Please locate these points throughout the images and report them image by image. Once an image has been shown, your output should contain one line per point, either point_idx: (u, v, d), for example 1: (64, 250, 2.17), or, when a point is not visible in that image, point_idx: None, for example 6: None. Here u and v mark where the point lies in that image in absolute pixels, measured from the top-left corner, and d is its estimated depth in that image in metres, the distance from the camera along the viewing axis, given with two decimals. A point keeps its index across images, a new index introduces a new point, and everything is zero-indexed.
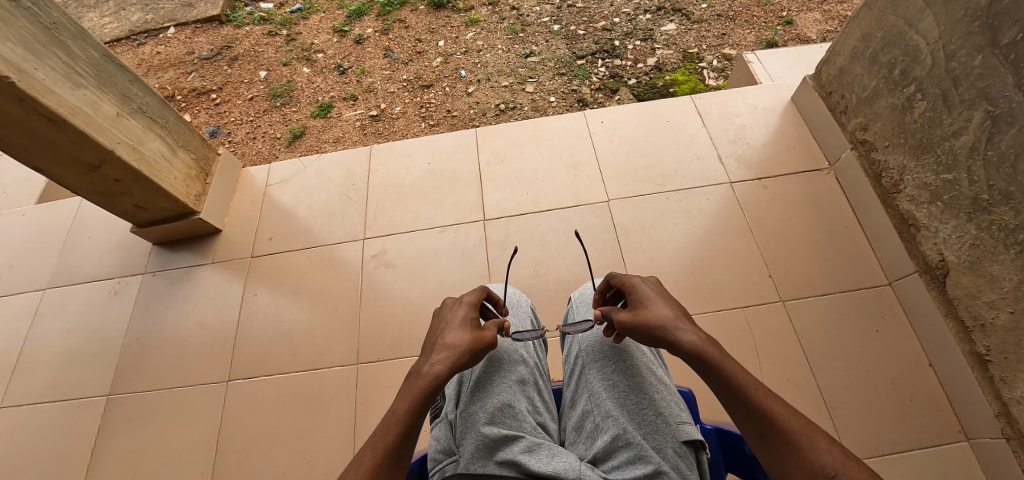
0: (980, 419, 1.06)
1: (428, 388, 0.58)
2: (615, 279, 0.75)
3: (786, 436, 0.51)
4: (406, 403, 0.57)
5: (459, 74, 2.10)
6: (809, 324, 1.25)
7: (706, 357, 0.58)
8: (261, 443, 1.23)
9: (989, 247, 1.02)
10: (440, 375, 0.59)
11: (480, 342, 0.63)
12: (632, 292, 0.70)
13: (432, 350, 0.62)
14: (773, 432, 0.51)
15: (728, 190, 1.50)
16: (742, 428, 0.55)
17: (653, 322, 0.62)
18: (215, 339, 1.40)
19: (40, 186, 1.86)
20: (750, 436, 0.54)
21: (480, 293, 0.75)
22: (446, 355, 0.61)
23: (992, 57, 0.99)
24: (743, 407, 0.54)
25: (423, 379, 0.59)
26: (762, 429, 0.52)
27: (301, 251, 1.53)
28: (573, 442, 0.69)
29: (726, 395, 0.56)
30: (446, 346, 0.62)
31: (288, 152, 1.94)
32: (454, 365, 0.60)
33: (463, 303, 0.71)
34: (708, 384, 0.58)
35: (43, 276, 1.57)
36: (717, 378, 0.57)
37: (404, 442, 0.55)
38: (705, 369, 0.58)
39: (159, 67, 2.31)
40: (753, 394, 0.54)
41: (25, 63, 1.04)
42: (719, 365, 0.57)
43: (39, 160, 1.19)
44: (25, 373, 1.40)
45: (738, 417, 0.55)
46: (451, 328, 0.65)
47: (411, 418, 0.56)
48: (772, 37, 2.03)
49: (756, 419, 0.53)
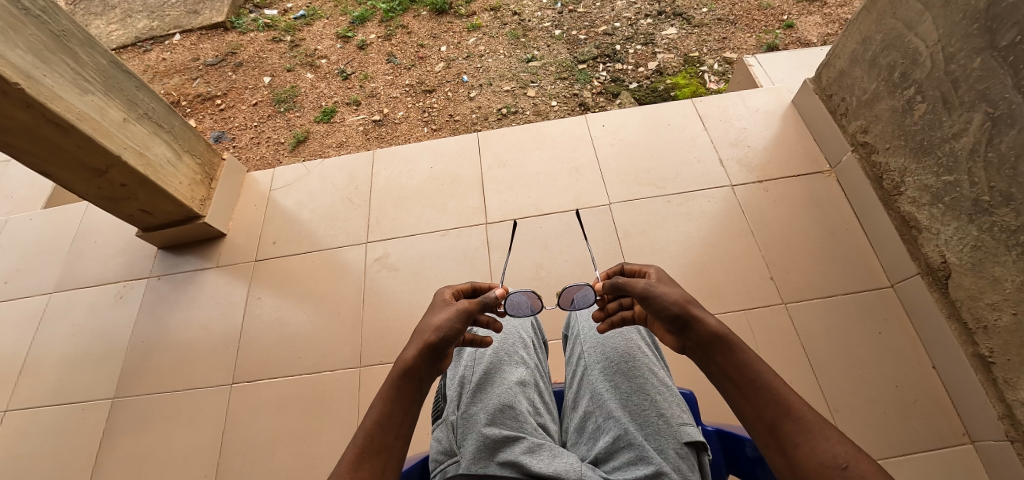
0: (983, 422, 1.06)
1: (402, 373, 0.60)
2: (628, 268, 0.78)
3: (800, 424, 0.50)
4: (382, 390, 0.59)
5: (461, 79, 2.12)
6: (810, 326, 1.25)
7: (726, 341, 0.58)
8: (264, 445, 1.24)
9: (991, 249, 1.02)
10: (412, 358, 0.60)
11: (456, 311, 0.64)
12: (648, 275, 0.72)
13: (410, 335, 0.65)
14: (788, 420, 0.51)
15: (729, 193, 1.50)
16: (751, 418, 0.54)
17: (682, 296, 0.63)
18: (218, 342, 1.41)
19: (47, 191, 1.88)
20: (759, 425, 0.53)
21: (462, 288, 0.78)
22: (419, 340, 0.62)
23: (991, 59, 0.99)
24: (759, 395, 0.54)
25: (396, 365, 0.61)
26: (775, 418, 0.52)
27: (305, 255, 1.54)
28: (575, 443, 0.70)
29: (743, 380, 0.55)
30: (423, 329, 0.64)
31: (292, 157, 1.96)
32: (426, 349, 0.61)
33: (442, 292, 0.74)
34: (724, 372, 0.58)
35: (49, 280, 1.58)
36: (735, 363, 0.57)
37: (384, 430, 0.56)
38: (723, 351, 0.58)
39: (165, 74, 2.33)
40: (770, 382, 0.54)
41: (33, 69, 1.06)
42: (740, 349, 0.58)
43: (47, 165, 1.21)
44: (31, 377, 1.41)
45: (749, 405, 0.54)
46: (430, 314, 0.68)
47: (390, 405, 0.58)
48: (772, 41, 2.05)
49: (772, 406, 0.52)
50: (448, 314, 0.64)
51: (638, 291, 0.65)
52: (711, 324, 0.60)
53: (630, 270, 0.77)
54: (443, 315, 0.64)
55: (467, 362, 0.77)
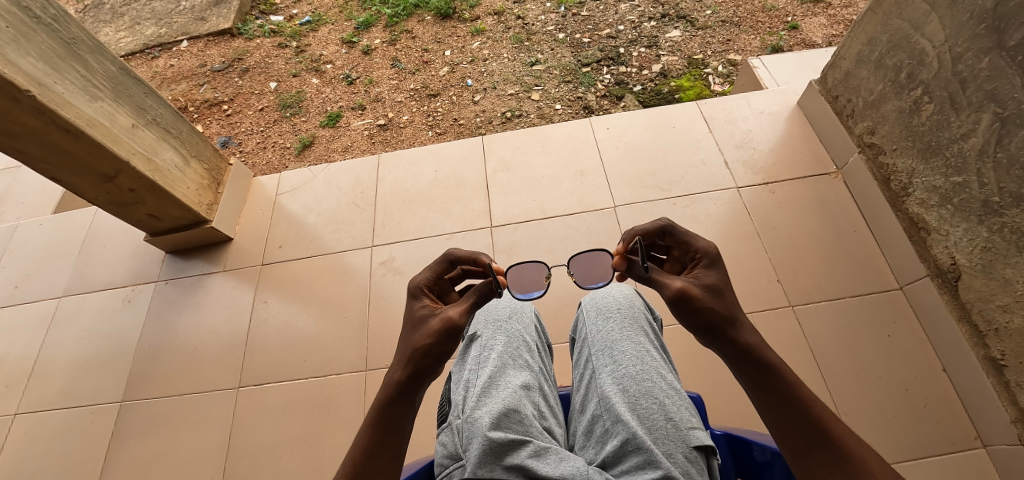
0: (996, 425, 1.05)
1: (390, 399, 0.60)
2: (679, 237, 0.72)
3: (833, 452, 0.49)
4: (368, 416, 0.59)
5: (465, 83, 2.13)
6: (819, 330, 1.24)
7: (761, 358, 0.56)
8: (269, 449, 1.24)
9: (1002, 251, 1.01)
10: (400, 381, 0.60)
11: (441, 325, 0.62)
12: (702, 255, 0.67)
13: (393, 356, 0.64)
14: (822, 446, 0.50)
15: (736, 195, 1.50)
16: (780, 436, 0.54)
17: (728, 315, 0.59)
18: (226, 346, 1.42)
19: (57, 196, 1.91)
20: (788, 445, 0.53)
21: (436, 270, 0.75)
22: (403, 360, 0.62)
23: (999, 60, 0.98)
24: (794, 417, 0.52)
25: (384, 387, 0.61)
26: (809, 441, 0.51)
27: (311, 260, 1.55)
28: (583, 446, 0.69)
29: (777, 400, 0.54)
30: (406, 347, 0.63)
31: (298, 162, 1.97)
32: (412, 370, 0.60)
33: (418, 299, 0.70)
34: (754, 389, 0.56)
35: (57, 284, 1.60)
36: (768, 382, 0.55)
37: (377, 456, 0.57)
38: (754, 370, 0.56)
39: (173, 80, 2.37)
40: (807, 405, 0.52)
41: (45, 77, 1.08)
42: (779, 371, 0.55)
43: (57, 171, 1.22)
44: (39, 381, 1.43)
45: (778, 425, 0.54)
46: (410, 331, 0.65)
47: (377, 433, 0.58)
48: (776, 43, 2.04)
49: (807, 430, 0.51)
50: (432, 333, 0.62)
51: (674, 291, 0.60)
52: (743, 337, 0.58)
53: (681, 240, 0.72)
54: (429, 331, 0.62)
55: (473, 365, 0.76)
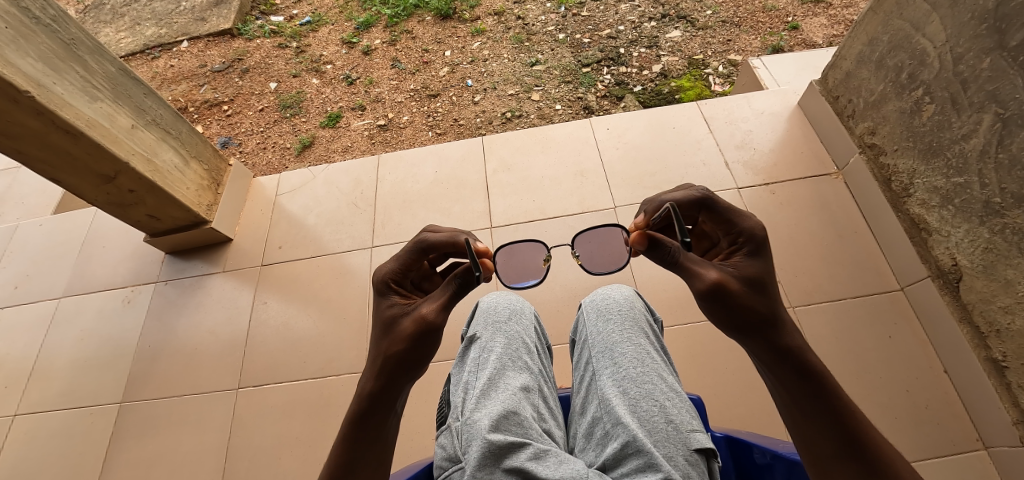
0: (998, 426, 1.04)
1: (363, 410, 0.59)
2: (722, 218, 0.69)
3: (868, 465, 0.47)
4: (342, 429, 0.58)
5: (465, 83, 2.13)
6: (819, 331, 1.23)
7: (800, 362, 0.54)
8: (269, 450, 1.24)
9: (1003, 252, 1.01)
10: (373, 392, 0.59)
11: (413, 326, 0.60)
12: (747, 239, 0.64)
13: (364, 364, 0.62)
14: (853, 458, 0.48)
15: (736, 196, 1.49)
16: (806, 442, 0.52)
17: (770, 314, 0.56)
18: (226, 347, 1.41)
19: (57, 196, 1.91)
20: (815, 451, 0.51)
21: (405, 258, 0.70)
22: (374, 368, 0.60)
23: (1000, 60, 0.98)
24: (826, 426, 0.50)
25: (355, 398, 0.59)
26: (839, 452, 0.49)
27: (311, 260, 1.55)
28: (584, 448, 0.69)
29: (811, 407, 0.52)
30: (376, 354, 0.61)
31: (298, 162, 1.97)
32: (384, 378, 0.59)
33: (387, 297, 0.67)
34: (786, 392, 0.54)
35: (57, 285, 1.60)
36: (802, 387, 0.53)
37: (361, 464, 0.58)
38: (787, 373, 0.54)
39: (173, 80, 2.37)
40: (847, 415, 0.50)
41: (44, 77, 1.08)
42: (820, 377, 0.52)
43: (57, 172, 1.22)
44: (39, 381, 1.43)
45: (805, 432, 0.52)
46: (380, 333, 0.63)
47: (353, 444, 0.58)
48: (777, 43, 2.04)
49: (840, 440, 0.49)
50: (405, 336, 0.59)
51: (709, 283, 0.57)
52: (785, 340, 0.55)
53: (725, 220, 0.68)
54: (400, 336, 0.60)
55: (472, 367, 0.76)
